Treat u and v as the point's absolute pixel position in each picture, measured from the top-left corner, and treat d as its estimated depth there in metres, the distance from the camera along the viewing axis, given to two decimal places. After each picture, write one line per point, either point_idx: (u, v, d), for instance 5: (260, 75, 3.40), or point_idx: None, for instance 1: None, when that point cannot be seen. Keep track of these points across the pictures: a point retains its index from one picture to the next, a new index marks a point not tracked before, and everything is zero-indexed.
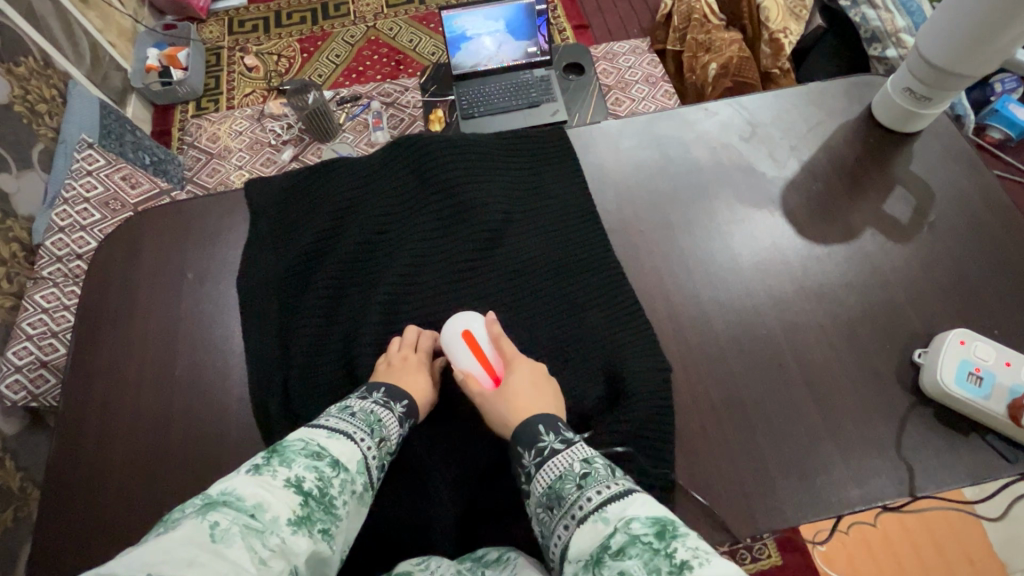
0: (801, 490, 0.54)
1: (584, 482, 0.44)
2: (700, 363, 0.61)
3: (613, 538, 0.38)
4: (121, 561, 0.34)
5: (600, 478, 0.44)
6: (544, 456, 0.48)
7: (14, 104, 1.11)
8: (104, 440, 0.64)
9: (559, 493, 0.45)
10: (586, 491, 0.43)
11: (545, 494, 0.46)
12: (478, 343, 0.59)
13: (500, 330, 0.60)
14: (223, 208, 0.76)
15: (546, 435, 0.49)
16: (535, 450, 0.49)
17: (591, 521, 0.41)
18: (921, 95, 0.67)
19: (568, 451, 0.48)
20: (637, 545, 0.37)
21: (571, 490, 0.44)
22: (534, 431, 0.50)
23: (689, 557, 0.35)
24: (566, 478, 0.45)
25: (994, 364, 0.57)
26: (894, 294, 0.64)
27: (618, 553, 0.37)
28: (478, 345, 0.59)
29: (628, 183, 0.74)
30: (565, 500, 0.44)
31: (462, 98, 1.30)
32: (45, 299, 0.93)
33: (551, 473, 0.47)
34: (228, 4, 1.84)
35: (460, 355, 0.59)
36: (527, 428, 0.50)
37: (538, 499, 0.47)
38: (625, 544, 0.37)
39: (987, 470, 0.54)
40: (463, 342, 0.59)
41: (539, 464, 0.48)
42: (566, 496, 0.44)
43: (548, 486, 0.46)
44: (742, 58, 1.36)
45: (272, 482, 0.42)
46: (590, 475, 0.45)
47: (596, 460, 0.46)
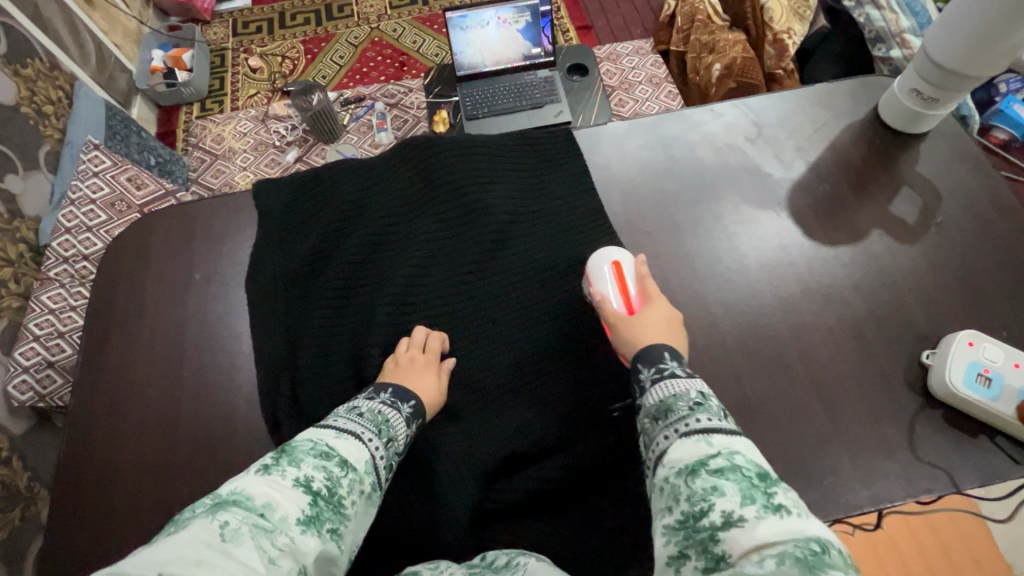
0: (808, 491, 0.54)
1: (696, 407, 0.46)
2: (707, 364, 0.61)
3: (715, 459, 0.41)
4: (132, 561, 0.35)
5: (713, 411, 0.46)
6: (663, 374, 0.51)
7: (21, 105, 1.12)
8: (113, 440, 0.64)
9: (670, 407, 0.47)
10: (697, 413, 0.45)
11: (655, 405, 0.49)
12: (625, 278, 0.61)
13: (650, 275, 0.62)
14: (230, 210, 0.77)
15: (670, 361, 0.52)
16: (654, 367, 0.52)
17: (697, 438, 0.43)
18: (928, 96, 0.67)
19: (688, 380, 0.50)
20: (738, 474, 0.39)
21: (683, 407, 0.47)
22: (657, 354, 0.53)
23: (789, 504, 0.37)
24: (680, 398, 0.48)
25: (1003, 365, 0.57)
26: (901, 296, 0.64)
27: (718, 473, 0.39)
28: (625, 281, 0.61)
29: (634, 184, 0.74)
30: (673, 414, 0.47)
31: (465, 100, 1.30)
32: (52, 300, 0.94)
33: (665, 391, 0.49)
34: (232, 6, 1.85)
35: (603, 283, 0.61)
36: (651, 351, 0.53)
37: (646, 408, 0.49)
38: (724, 468, 0.40)
39: (995, 471, 0.54)
40: (610, 271, 0.61)
41: (658, 380, 0.51)
42: (676, 410, 0.47)
43: (661, 400, 0.49)
44: (746, 59, 1.36)
45: (281, 482, 0.43)
46: (704, 404, 0.46)
47: (711, 396, 0.48)
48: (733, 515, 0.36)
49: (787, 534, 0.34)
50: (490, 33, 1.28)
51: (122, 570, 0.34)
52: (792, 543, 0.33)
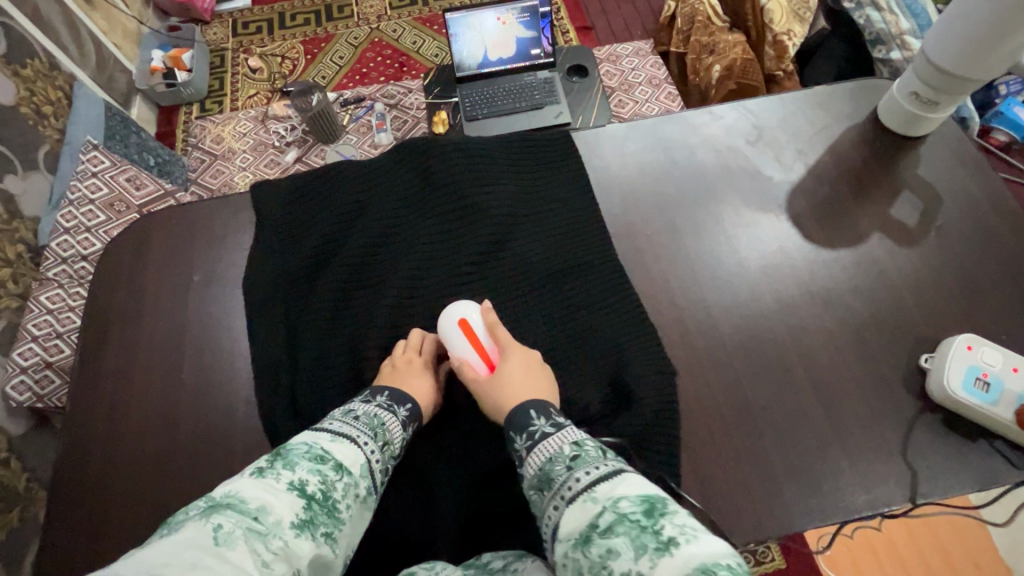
0: (808, 495, 0.54)
1: (573, 464, 0.46)
2: (707, 368, 0.61)
3: (602, 517, 0.40)
4: (124, 564, 0.34)
5: (590, 460, 0.46)
6: (536, 439, 0.50)
7: (20, 106, 1.12)
8: (111, 442, 0.64)
9: (549, 476, 0.47)
10: (575, 472, 0.45)
11: (536, 477, 0.48)
12: (475, 332, 0.60)
13: (497, 320, 0.61)
14: (230, 211, 0.76)
15: (539, 420, 0.52)
16: (527, 434, 0.51)
17: (580, 500, 0.43)
18: (927, 99, 0.67)
19: (559, 436, 0.49)
20: (625, 524, 0.38)
21: (561, 471, 0.46)
22: (526, 418, 0.52)
23: (677, 534, 0.37)
24: (556, 460, 0.47)
25: (1002, 369, 0.56)
26: (901, 299, 0.64)
27: (606, 531, 0.39)
28: (476, 336, 0.60)
29: (633, 186, 0.74)
30: (555, 481, 0.46)
31: (465, 101, 1.30)
32: (51, 300, 0.94)
33: (541, 456, 0.49)
34: (231, 6, 1.85)
35: (457, 345, 0.60)
36: (518, 414, 0.53)
37: (530, 481, 0.48)
38: (612, 523, 0.39)
39: (994, 476, 0.54)
40: (459, 331, 0.60)
41: (532, 449, 0.50)
42: (556, 477, 0.46)
43: (540, 469, 0.48)
44: (745, 61, 1.36)
45: (276, 485, 0.42)
46: (580, 455, 0.47)
47: (585, 441, 0.48)
48: (630, 575, 0.35)
49: (682, 572, 0.34)
50: (489, 28, 1.27)
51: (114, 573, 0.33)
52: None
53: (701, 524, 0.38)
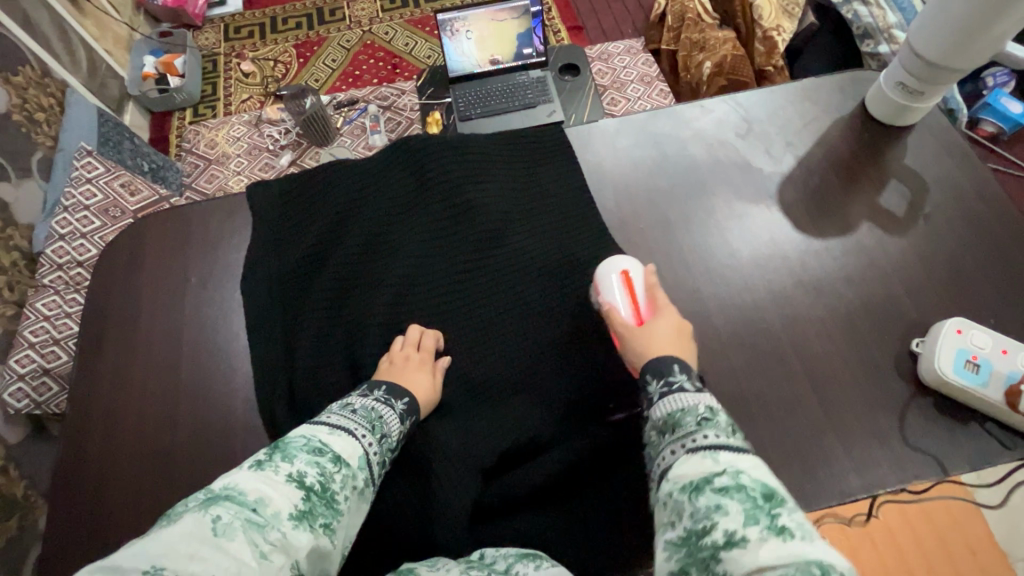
0: (804, 480, 0.55)
1: (704, 422, 0.47)
2: (701, 357, 0.62)
3: (720, 478, 0.42)
4: (124, 556, 0.35)
5: (720, 427, 0.46)
6: (671, 387, 0.51)
7: (13, 113, 1.12)
8: (111, 444, 0.65)
9: (678, 422, 0.48)
10: (704, 430, 0.46)
11: (663, 418, 0.49)
12: (634, 286, 0.61)
13: (657, 282, 0.63)
14: (225, 212, 0.77)
15: (677, 375, 0.52)
16: (665, 379, 0.52)
17: (704, 456, 0.44)
18: (913, 89, 0.68)
19: (696, 394, 0.50)
20: (742, 494, 0.40)
21: (689, 423, 0.47)
22: (669, 367, 0.53)
23: (792, 527, 0.37)
24: (687, 412, 0.48)
25: (990, 352, 0.57)
26: (891, 286, 0.65)
27: (722, 491, 0.41)
28: (634, 289, 0.61)
29: (626, 180, 0.75)
30: (681, 428, 0.48)
31: (459, 100, 1.31)
32: (47, 307, 0.94)
33: (674, 404, 0.50)
34: (223, 11, 1.85)
35: (612, 293, 0.61)
36: (662, 361, 0.53)
37: (654, 418, 0.51)
38: (730, 487, 0.41)
39: (986, 457, 0.55)
40: (620, 279, 0.61)
41: (666, 392, 0.51)
42: (684, 426, 0.48)
43: (667, 412, 0.49)
44: (736, 57, 1.37)
45: (274, 477, 0.43)
46: (711, 418, 0.47)
47: (719, 409, 0.49)
48: (734, 536, 0.38)
49: (789, 555, 0.35)
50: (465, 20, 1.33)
51: (113, 564, 0.34)
52: (792, 566, 0.35)
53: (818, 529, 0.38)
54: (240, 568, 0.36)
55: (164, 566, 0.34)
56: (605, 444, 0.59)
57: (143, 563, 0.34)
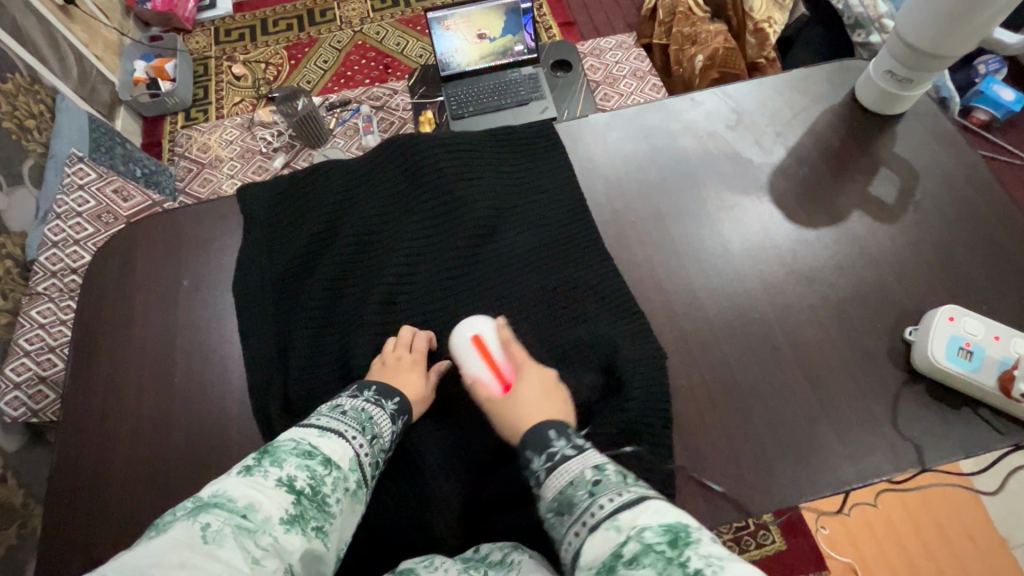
0: (799, 470, 0.55)
1: (594, 489, 0.44)
2: (695, 349, 0.62)
3: (626, 547, 0.37)
4: (111, 568, 0.34)
5: (612, 486, 0.43)
6: (552, 460, 0.48)
7: (4, 120, 1.12)
8: (105, 449, 0.64)
9: (571, 499, 0.44)
10: (598, 498, 0.42)
11: (556, 498, 0.45)
12: (489, 348, 0.60)
13: (511, 336, 0.61)
14: (216, 215, 0.77)
15: (555, 441, 0.49)
16: (544, 455, 0.48)
17: (604, 528, 0.40)
18: (902, 77, 0.68)
19: (578, 458, 0.47)
20: (651, 556, 0.36)
21: (582, 497, 0.44)
22: (545, 436, 0.50)
23: (703, 567, 0.34)
24: (576, 484, 0.45)
25: (983, 338, 0.57)
26: (884, 275, 0.65)
27: (631, 563, 0.36)
28: (489, 351, 0.59)
29: (618, 174, 0.74)
30: (575, 506, 0.44)
31: (451, 99, 1.29)
32: (42, 315, 0.93)
33: (560, 479, 0.46)
34: (214, 14, 1.84)
35: (471, 363, 0.59)
36: (536, 433, 0.50)
37: (548, 501, 0.46)
38: (638, 555, 0.36)
39: (980, 442, 0.55)
40: (472, 346, 0.60)
41: (550, 468, 0.48)
42: (577, 502, 0.44)
43: (558, 490, 0.46)
44: (728, 50, 1.37)
45: (263, 483, 0.43)
46: (600, 480, 0.44)
47: (606, 464, 0.46)
48: None
49: None
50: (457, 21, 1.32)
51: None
52: None
53: (726, 552, 0.35)
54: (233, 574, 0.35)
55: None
56: None
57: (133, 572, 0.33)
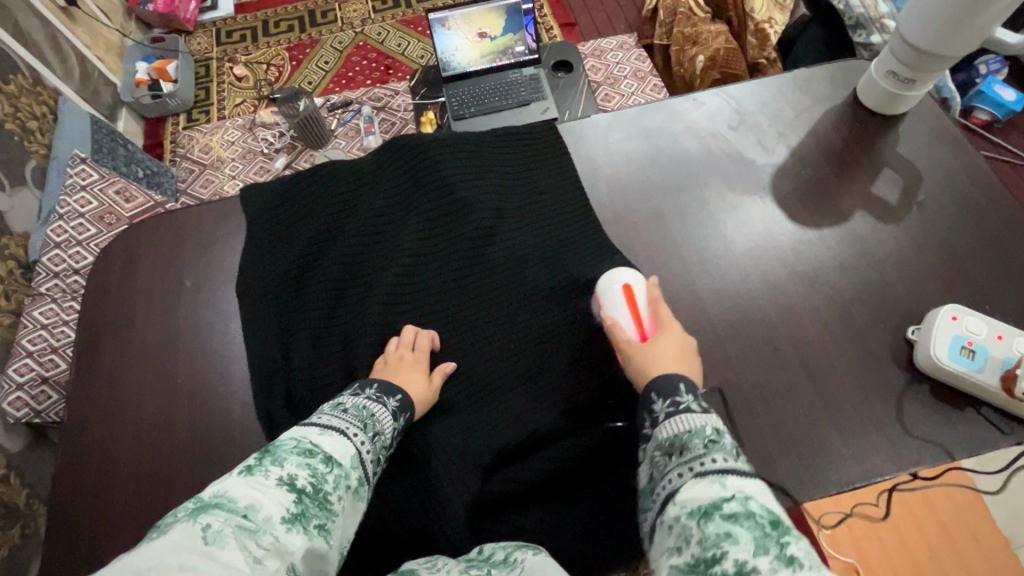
0: (802, 470, 0.55)
1: (711, 445, 0.45)
2: (697, 349, 0.62)
3: (728, 504, 0.39)
4: (111, 569, 0.34)
5: (727, 449, 0.44)
6: (677, 408, 0.49)
7: (7, 122, 1.12)
8: (109, 449, 0.65)
9: (684, 443, 0.46)
10: (713, 453, 0.44)
11: (668, 438, 0.47)
12: (636, 299, 0.60)
13: (659, 296, 0.61)
14: (219, 217, 0.77)
15: (684, 395, 0.50)
16: (670, 401, 0.50)
17: (709, 479, 0.42)
18: (904, 77, 0.68)
19: (702, 415, 0.48)
20: (751, 522, 0.37)
21: (697, 444, 0.45)
22: (675, 386, 0.51)
23: (801, 556, 0.35)
24: (695, 434, 0.46)
25: (986, 337, 0.57)
26: (886, 274, 0.65)
27: (731, 519, 0.38)
28: (637, 304, 0.60)
29: (620, 174, 0.75)
30: (687, 450, 0.45)
31: (452, 99, 1.29)
32: (44, 315, 0.94)
33: (680, 426, 0.47)
34: (215, 15, 1.85)
35: (614, 306, 0.60)
36: (668, 380, 0.52)
37: (658, 439, 0.48)
38: (738, 515, 0.38)
39: (984, 442, 0.55)
40: (621, 294, 0.60)
41: (670, 412, 0.49)
42: (691, 448, 0.45)
43: (675, 433, 0.47)
44: (729, 50, 1.37)
45: (264, 482, 0.43)
46: (718, 440, 0.45)
47: (726, 431, 0.47)
48: (745, 566, 0.35)
49: None
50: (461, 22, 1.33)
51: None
52: None
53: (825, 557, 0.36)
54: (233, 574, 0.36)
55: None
56: (612, 440, 0.59)
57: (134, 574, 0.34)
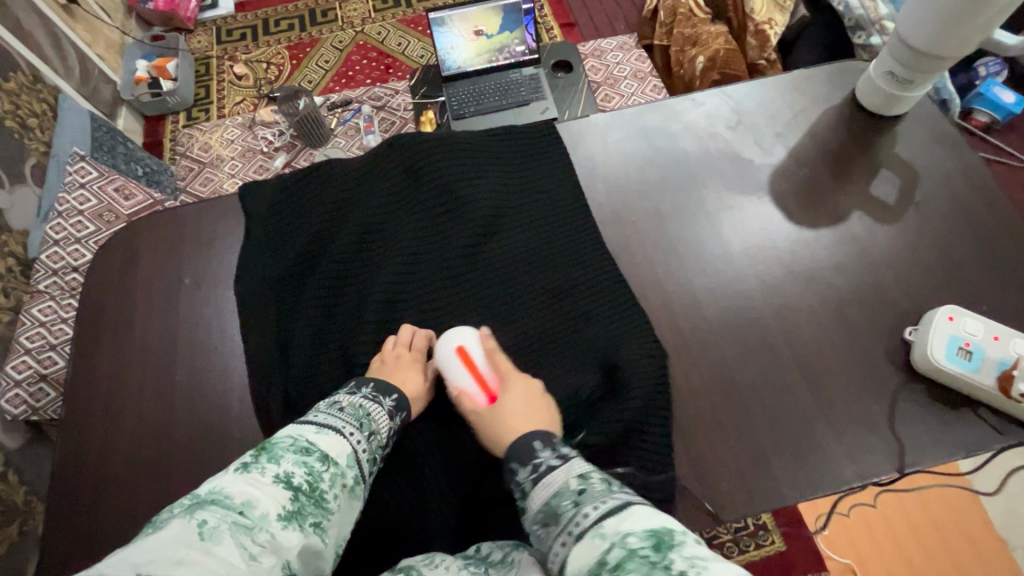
0: (798, 470, 0.55)
1: (580, 499, 0.44)
2: (695, 349, 0.62)
3: (610, 553, 0.38)
4: (107, 565, 0.34)
5: (596, 494, 0.44)
6: (540, 473, 0.48)
7: (6, 119, 1.12)
8: (106, 447, 0.65)
9: (556, 510, 0.45)
10: (583, 507, 0.43)
11: (543, 508, 0.46)
12: (472, 359, 0.60)
13: (495, 347, 0.61)
14: (218, 214, 0.77)
15: (540, 451, 0.50)
16: (531, 466, 0.49)
17: (588, 536, 0.40)
18: (902, 78, 0.68)
19: (562, 468, 0.48)
20: (635, 559, 0.36)
21: (567, 507, 0.44)
22: (529, 447, 0.50)
23: (686, 569, 0.34)
24: (561, 495, 0.45)
25: (983, 338, 0.57)
26: (884, 275, 0.65)
27: (615, 568, 0.36)
28: (474, 364, 0.59)
29: (618, 174, 0.75)
30: (561, 516, 0.44)
31: (452, 99, 1.30)
32: (43, 313, 0.94)
33: (546, 490, 0.47)
34: (215, 14, 1.85)
35: (456, 374, 0.59)
36: (523, 445, 0.51)
37: (536, 513, 0.46)
38: (622, 559, 0.37)
39: (980, 443, 0.55)
40: (457, 359, 0.60)
41: (535, 481, 0.48)
42: (562, 512, 0.44)
43: (545, 501, 0.46)
44: (729, 51, 1.37)
45: (260, 479, 0.43)
46: (585, 490, 0.44)
47: (590, 474, 0.46)
48: None
49: None
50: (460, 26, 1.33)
51: (99, 573, 0.34)
52: None
53: (711, 554, 0.36)
54: (229, 571, 0.36)
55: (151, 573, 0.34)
56: None
57: (130, 570, 0.34)
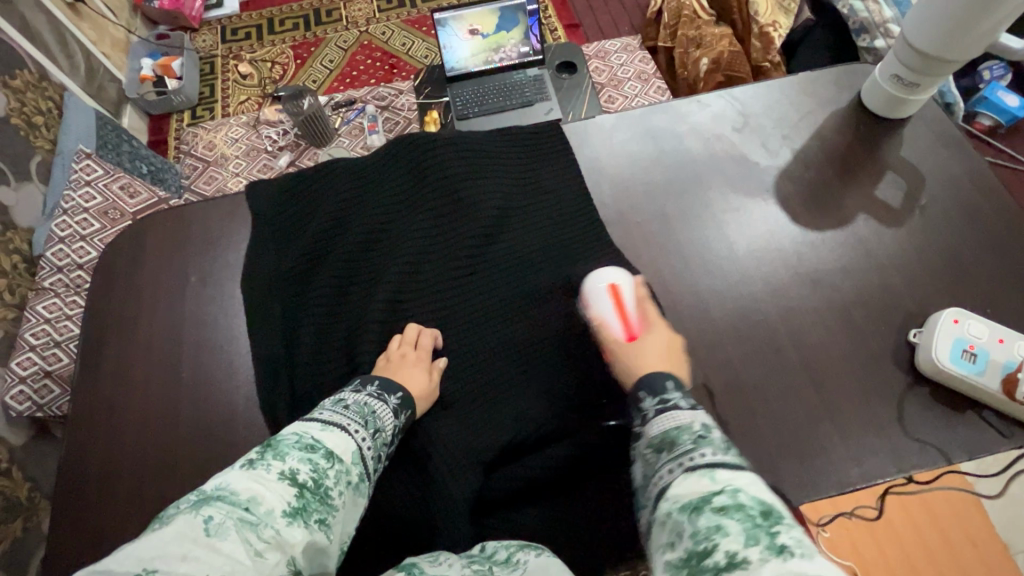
0: (802, 471, 0.55)
1: (700, 441, 0.45)
2: (700, 350, 0.62)
3: (717, 496, 0.39)
4: (114, 561, 0.35)
5: (717, 445, 0.44)
6: (667, 407, 0.50)
7: (12, 117, 1.12)
8: (112, 443, 0.65)
9: (674, 439, 0.46)
10: (702, 448, 0.44)
11: (659, 437, 0.48)
12: (623, 300, 0.63)
13: (646, 296, 0.64)
14: (224, 213, 0.77)
15: (672, 392, 0.52)
16: (659, 399, 0.51)
17: (699, 473, 0.42)
18: (908, 81, 0.68)
19: (691, 413, 0.49)
20: (740, 513, 0.37)
21: (686, 441, 0.45)
22: (662, 384, 0.53)
23: (792, 544, 0.34)
24: (684, 431, 0.47)
25: (988, 341, 0.58)
26: (888, 278, 0.65)
27: (721, 511, 0.37)
28: (624, 303, 0.63)
29: (623, 175, 0.75)
30: (677, 447, 0.46)
31: (456, 100, 1.31)
32: (48, 310, 0.94)
33: (670, 422, 0.48)
34: (220, 13, 1.85)
35: (602, 307, 0.63)
36: (656, 378, 0.54)
37: (651, 438, 0.48)
38: (728, 507, 0.37)
39: (984, 445, 0.55)
40: (608, 294, 0.63)
41: (659, 412, 0.50)
42: (681, 444, 0.45)
43: (665, 431, 0.48)
44: (733, 53, 1.38)
45: (266, 476, 0.43)
46: (707, 437, 0.45)
47: (716, 429, 0.47)
48: (735, 557, 0.34)
49: None
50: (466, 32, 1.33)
51: (106, 569, 0.35)
52: None
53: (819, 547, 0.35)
54: (234, 567, 0.36)
55: (157, 569, 0.34)
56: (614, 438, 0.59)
57: (136, 566, 0.34)
